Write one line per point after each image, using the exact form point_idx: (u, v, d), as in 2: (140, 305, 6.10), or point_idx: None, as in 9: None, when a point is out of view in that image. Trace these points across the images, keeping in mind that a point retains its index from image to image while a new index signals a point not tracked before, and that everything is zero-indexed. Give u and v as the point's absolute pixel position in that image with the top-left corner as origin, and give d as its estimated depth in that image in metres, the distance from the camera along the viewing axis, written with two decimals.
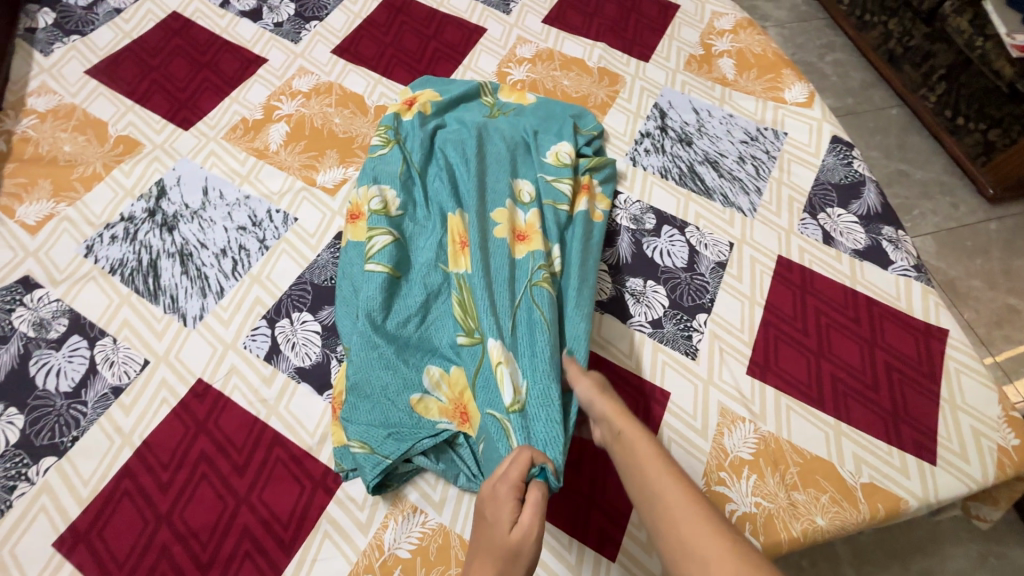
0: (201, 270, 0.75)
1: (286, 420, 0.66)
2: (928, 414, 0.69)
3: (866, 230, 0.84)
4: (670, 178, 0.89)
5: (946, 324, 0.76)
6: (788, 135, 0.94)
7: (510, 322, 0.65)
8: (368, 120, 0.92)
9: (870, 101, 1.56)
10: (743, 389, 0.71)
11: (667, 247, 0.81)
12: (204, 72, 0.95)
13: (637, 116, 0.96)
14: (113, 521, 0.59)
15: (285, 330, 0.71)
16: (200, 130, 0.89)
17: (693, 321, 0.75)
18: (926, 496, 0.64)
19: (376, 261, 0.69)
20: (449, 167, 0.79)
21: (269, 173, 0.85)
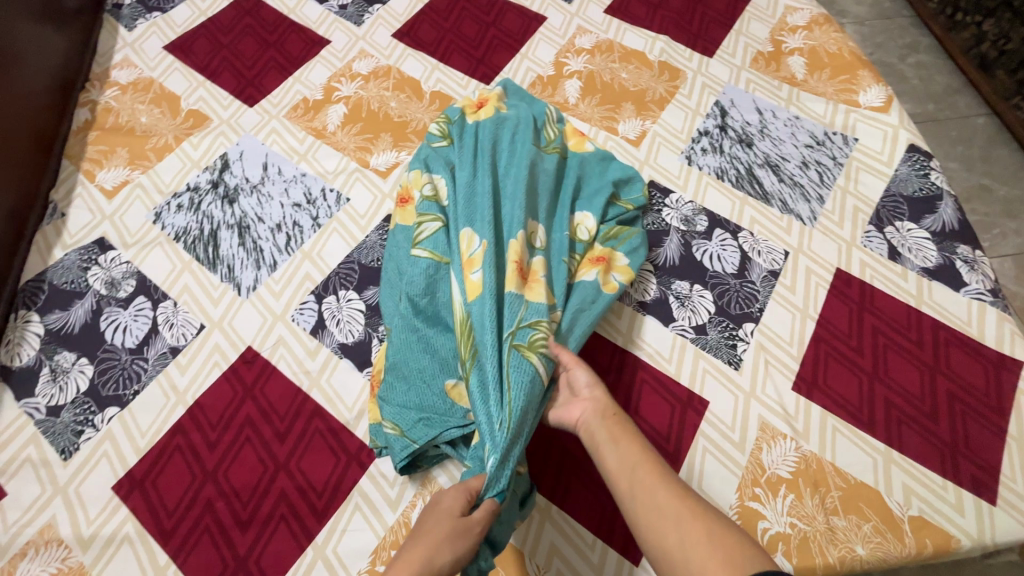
0: (256, 243, 0.79)
1: (327, 393, 0.68)
2: (991, 449, 0.64)
3: (938, 248, 0.78)
4: (726, 180, 0.85)
5: (1021, 355, 0.70)
6: (859, 141, 0.88)
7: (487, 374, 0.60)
8: (423, 106, 0.93)
9: (954, 108, 1.45)
10: (787, 406, 0.68)
11: (717, 252, 0.79)
12: (271, 52, 0.99)
13: (696, 113, 0.92)
14: (165, 472, 0.63)
15: (331, 306, 0.74)
16: (263, 108, 0.92)
17: (739, 330, 0.73)
18: (982, 537, 0.60)
19: (422, 248, 0.69)
20: (509, 167, 0.75)
21: (326, 153, 0.88)
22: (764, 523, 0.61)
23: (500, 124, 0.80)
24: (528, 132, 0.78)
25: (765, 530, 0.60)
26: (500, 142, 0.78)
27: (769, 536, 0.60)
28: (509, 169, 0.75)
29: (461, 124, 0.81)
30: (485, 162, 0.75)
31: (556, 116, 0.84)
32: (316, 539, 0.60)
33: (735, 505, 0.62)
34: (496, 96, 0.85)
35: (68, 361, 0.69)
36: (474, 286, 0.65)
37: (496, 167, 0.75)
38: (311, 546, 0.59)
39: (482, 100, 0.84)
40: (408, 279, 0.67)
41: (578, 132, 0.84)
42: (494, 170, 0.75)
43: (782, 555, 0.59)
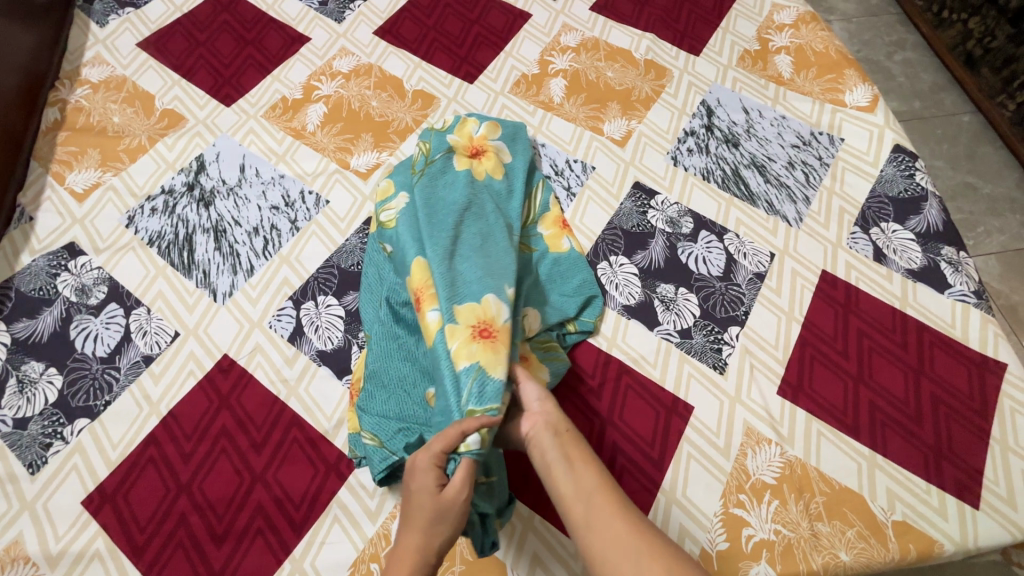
0: (233, 247, 0.77)
1: (305, 401, 0.67)
2: (974, 452, 0.64)
3: (923, 250, 0.78)
4: (712, 181, 0.84)
5: (1005, 357, 0.70)
6: (845, 141, 0.88)
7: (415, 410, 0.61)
8: (405, 105, 0.91)
9: (941, 105, 1.46)
10: (772, 410, 0.67)
11: (703, 254, 0.78)
12: (249, 49, 0.96)
13: (682, 113, 0.91)
14: (138, 487, 0.61)
15: (310, 313, 0.72)
16: (241, 107, 0.90)
17: (724, 334, 0.72)
18: (964, 542, 0.60)
19: (417, 259, 0.65)
20: (489, 212, 0.70)
21: (305, 154, 0.86)
22: (749, 530, 0.60)
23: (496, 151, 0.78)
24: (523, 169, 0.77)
25: (749, 537, 0.60)
26: (479, 195, 0.72)
27: (753, 543, 0.59)
28: (492, 221, 0.69)
29: (439, 162, 0.75)
30: (462, 202, 0.70)
31: (541, 198, 0.78)
32: (293, 553, 0.58)
33: (719, 513, 0.61)
34: (496, 147, 0.78)
35: (36, 371, 0.67)
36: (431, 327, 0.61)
37: (475, 210, 0.70)
38: (289, 559, 0.58)
39: (479, 148, 0.78)
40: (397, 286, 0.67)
41: (559, 221, 0.76)
42: (472, 212, 0.69)
43: (765, 562, 0.58)
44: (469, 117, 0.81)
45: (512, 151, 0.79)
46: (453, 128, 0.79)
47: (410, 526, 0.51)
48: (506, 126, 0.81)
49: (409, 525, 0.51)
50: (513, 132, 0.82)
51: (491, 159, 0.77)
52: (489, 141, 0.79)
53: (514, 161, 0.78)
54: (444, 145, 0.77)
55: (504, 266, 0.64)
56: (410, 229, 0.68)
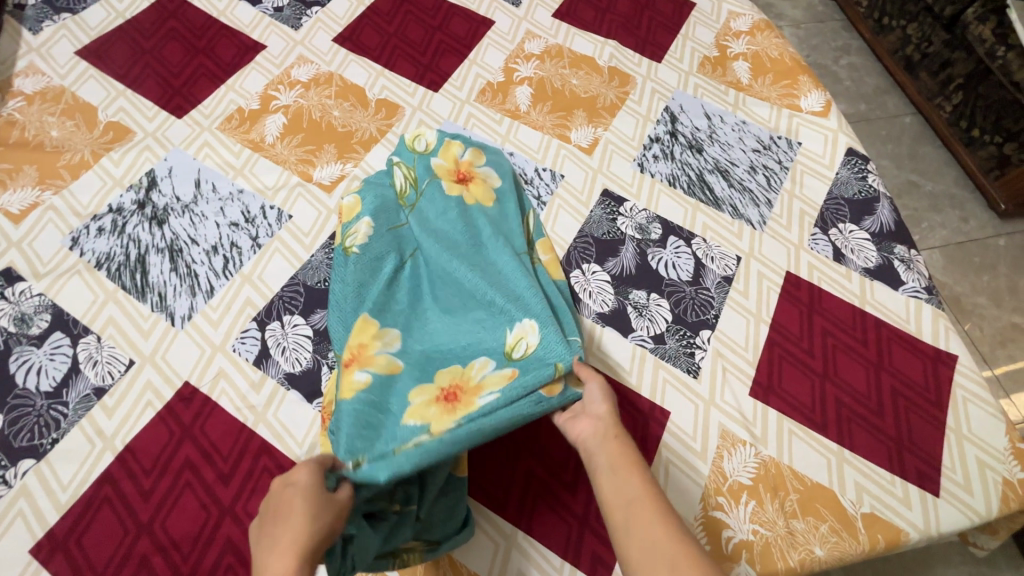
0: (191, 267, 0.73)
1: (274, 428, 0.64)
2: (932, 442, 0.68)
3: (878, 248, 0.82)
4: (678, 187, 0.86)
5: (955, 349, 0.74)
6: (802, 145, 0.91)
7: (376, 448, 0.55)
8: (369, 115, 0.89)
9: (884, 107, 1.53)
10: (745, 411, 0.69)
11: (672, 259, 0.79)
12: (200, 57, 0.92)
13: (646, 119, 0.93)
14: (92, 529, 0.57)
15: (276, 334, 0.69)
16: (193, 119, 0.86)
17: (696, 338, 0.73)
18: (928, 529, 0.63)
19: (366, 312, 0.63)
20: (489, 248, 0.69)
21: (265, 167, 0.82)
22: (728, 532, 0.61)
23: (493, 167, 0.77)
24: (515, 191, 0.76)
25: (729, 539, 0.61)
26: (476, 223, 0.71)
27: (733, 544, 0.60)
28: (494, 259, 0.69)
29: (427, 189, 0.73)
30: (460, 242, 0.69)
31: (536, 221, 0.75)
32: None
33: (700, 516, 0.62)
34: (483, 172, 0.76)
35: None
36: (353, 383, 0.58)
37: (474, 249, 0.69)
38: None
39: (466, 173, 0.75)
40: (376, 298, 0.65)
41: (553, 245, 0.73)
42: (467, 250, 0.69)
43: (745, 562, 0.59)
44: (453, 138, 0.78)
45: (501, 173, 0.77)
46: (438, 151, 0.77)
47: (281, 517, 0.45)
48: (488, 151, 0.78)
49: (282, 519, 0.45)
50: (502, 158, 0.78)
51: (480, 184, 0.75)
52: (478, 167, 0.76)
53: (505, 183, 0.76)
54: (428, 170, 0.75)
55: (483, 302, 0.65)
56: (389, 249, 0.69)
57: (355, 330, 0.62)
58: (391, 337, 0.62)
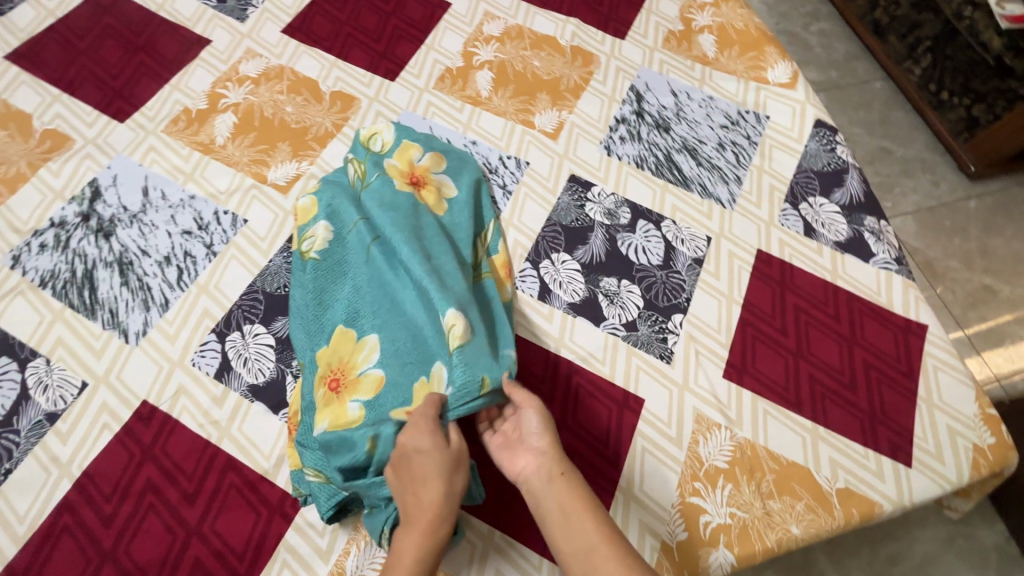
0: (142, 280, 0.70)
1: (239, 442, 0.62)
2: (904, 413, 0.68)
3: (847, 221, 0.81)
4: (646, 168, 0.84)
5: (925, 319, 0.74)
6: (770, 119, 0.90)
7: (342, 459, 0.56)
8: (323, 109, 0.85)
9: (855, 74, 1.52)
10: (719, 394, 0.68)
11: (642, 244, 0.78)
12: (140, 56, 0.87)
13: (612, 99, 0.90)
14: (53, 560, 0.55)
15: (236, 345, 0.67)
16: (137, 122, 0.82)
17: (668, 323, 0.72)
18: (901, 500, 0.63)
19: (340, 326, 0.63)
20: (436, 245, 0.66)
21: (216, 170, 0.79)
22: (706, 517, 0.61)
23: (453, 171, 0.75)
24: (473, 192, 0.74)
25: (707, 524, 0.61)
26: (424, 222, 0.68)
27: (711, 529, 0.60)
28: (438, 257, 0.65)
29: (376, 182, 0.71)
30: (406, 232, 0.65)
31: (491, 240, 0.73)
32: None
33: (677, 503, 0.62)
34: (439, 179, 0.74)
35: None
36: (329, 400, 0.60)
37: (421, 240, 0.65)
38: None
39: (421, 177, 0.73)
40: (346, 304, 0.64)
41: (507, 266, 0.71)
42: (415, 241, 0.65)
43: (723, 546, 0.60)
44: (411, 141, 0.76)
45: (460, 182, 0.74)
46: (393, 152, 0.76)
47: (427, 482, 0.52)
48: (448, 159, 0.76)
49: (426, 481, 0.52)
50: (468, 162, 0.77)
51: (432, 192, 0.72)
52: (435, 171, 0.74)
53: (460, 192, 0.73)
54: (380, 167, 0.74)
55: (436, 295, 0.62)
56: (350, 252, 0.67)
57: (330, 346, 0.62)
58: (370, 348, 0.61)
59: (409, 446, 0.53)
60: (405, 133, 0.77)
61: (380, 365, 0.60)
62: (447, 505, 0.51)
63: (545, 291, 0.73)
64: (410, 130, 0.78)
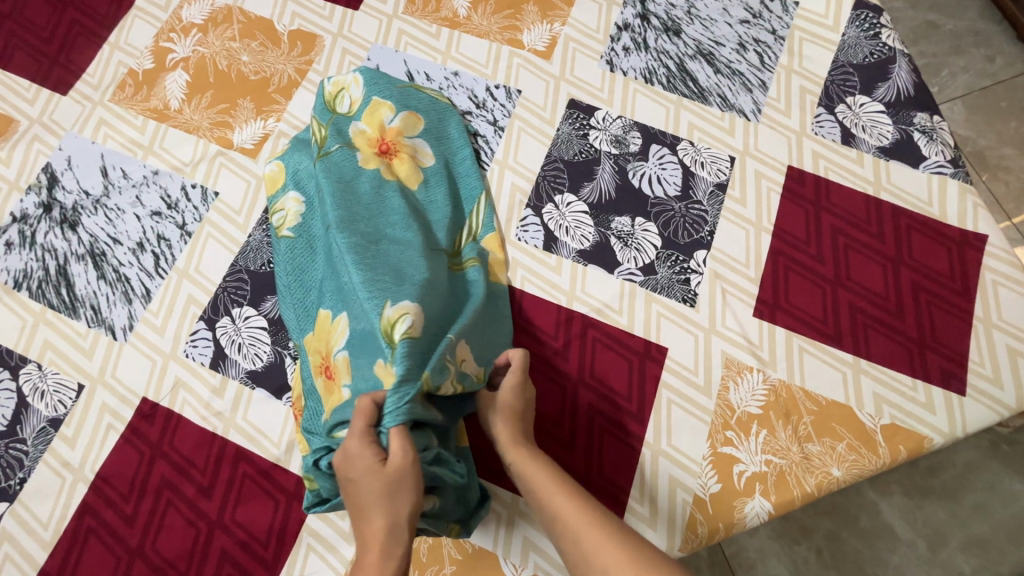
0: (119, 271, 0.65)
1: (246, 431, 0.60)
2: (958, 337, 0.62)
3: (894, 121, 0.70)
4: (656, 83, 0.73)
5: (984, 229, 0.66)
6: (800, 4, 0.76)
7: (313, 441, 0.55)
8: (283, 53, 0.75)
9: None
10: (750, 335, 0.63)
11: (657, 173, 0.69)
12: (70, 12, 0.77)
13: (611, 2, 0.77)
14: (84, 561, 0.56)
15: (228, 330, 0.63)
16: (82, 93, 0.73)
17: (690, 262, 0.65)
18: (952, 431, 0.59)
19: (324, 310, 0.57)
20: (399, 227, 0.59)
21: (176, 139, 0.71)
22: (740, 467, 0.58)
23: (432, 136, 0.67)
24: (460, 168, 0.67)
25: (741, 473, 0.58)
26: (388, 200, 0.61)
27: (745, 478, 0.58)
28: (404, 241, 0.58)
29: (339, 154, 0.62)
30: (361, 215, 0.59)
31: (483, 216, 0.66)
32: None
33: (709, 454, 0.59)
34: (412, 145, 0.65)
35: None
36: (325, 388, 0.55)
37: (375, 219, 0.59)
38: None
39: (391, 145, 0.65)
40: (317, 289, 0.59)
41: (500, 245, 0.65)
42: (368, 228, 0.58)
43: (759, 495, 0.57)
44: (382, 98, 0.66)
45: (436, 151, 0.66)
46: (362, 113, 0.66)
47: (368, 511, 0.45)
48: (426, 117, 0.67)
49: (365, 513, 0.45)
50: (447, 123, 0.68)
51: (405, 160, 0.64)
52: (404, 138, 0.65)
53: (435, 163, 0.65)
54: (344, 136, 0.64)
55: (400, 276, 0.55)
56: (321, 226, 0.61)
57: (314, 334, 0.57)
58: (342, 329, 0.55)
59: (344, 469, 0.47)
60: (374, 89, 0.67)
61: (349, 349, 0.53)
62: (391, 541, 0.44)
63: (551, 240, 0.66)
64: (382, 83, 0.67)
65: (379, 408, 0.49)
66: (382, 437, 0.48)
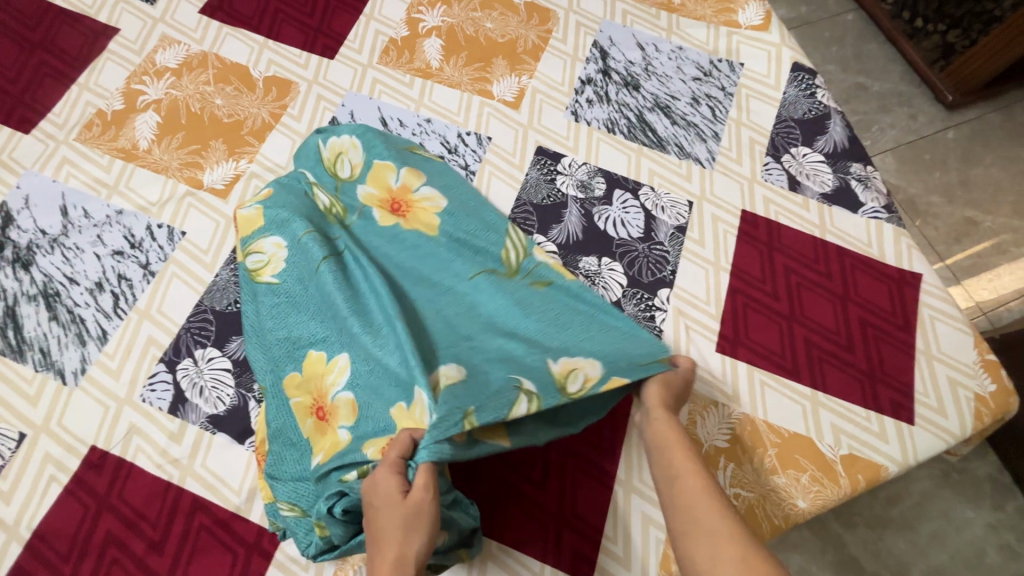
0: (74, 312, 0.63)
1: (204, 479, 0.57)
2: (904, 369, 0.66)
3: (833, 170, 0.76)
4: (618, 133, 0.78)
5: (919, 268, 0.71)
6: (745, 66, 0.83)
7: (286, 481, 0.54)
8: (258, 98, 0.77)
9: (826, 7, 1.47)
10: (714, 370, 0.65)
11: (620, 216, 0.72)
12: (39, 54, 0.77)
13: (575, 59, 0.82)
14: None
15: (189, 373, 0.61)
16: (45, 132, 0.72)
17: (655, 299, 0.68)
18: (905, 460, 0.62)
19: (314, 350, 0.56)
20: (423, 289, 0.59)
21: (143, 179, 0.70)
22: None
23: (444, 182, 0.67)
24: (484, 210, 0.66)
25: None
26: (405, 259, 0.61)
27: None
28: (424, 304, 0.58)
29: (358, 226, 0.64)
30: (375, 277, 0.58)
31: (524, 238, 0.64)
32: None
33: None
34: (421, 197, 0.65)
35: None
36: (313, 432, 0.53)
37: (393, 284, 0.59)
38: None
39: (401, 203, 0.65)
40: (290, 337, 0.57)
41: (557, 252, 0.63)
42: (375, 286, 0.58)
43: None
44: (382, 159, 0.67)
45: (444, 193, 0.66)
46: (366, 177, 0.66)
47: (382, 540, 0.44)
48: (429, 170, 0.67)
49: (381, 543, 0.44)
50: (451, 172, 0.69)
51: (417, 213, 0.64)
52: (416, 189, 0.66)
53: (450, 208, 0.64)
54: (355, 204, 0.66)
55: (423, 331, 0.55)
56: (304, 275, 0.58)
57: (300, 373, 0.55)
58: (341, 370, 0.54)
59: (369, 494, 0.45)
60: (375, 151, 0.67)
61: (352, 388, 0.52)
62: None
63: None
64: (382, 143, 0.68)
65: (416, 444, 0.47)
66: (410, 470, 0.46)
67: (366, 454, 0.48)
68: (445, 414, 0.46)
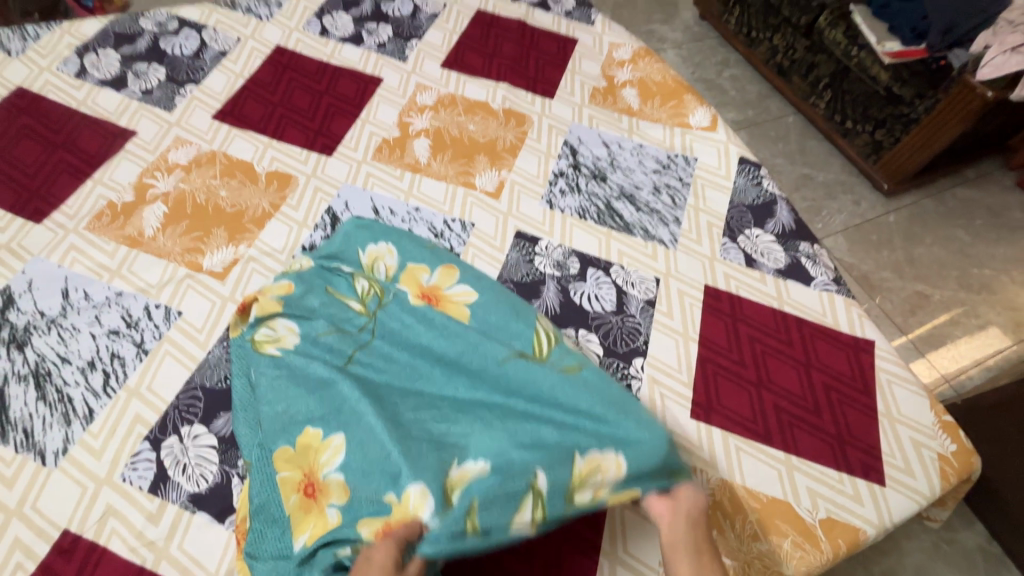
0: (62, 392, 0.64)
1: (179, 563, 0.55)
2: (870, 432, 0.69)
3: (784, 248, 0.85)
4: (589, 218, 0.86)
5: (871, 335, 0.77)
6: (698, 160, 0.94)
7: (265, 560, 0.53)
8: (260, 190, 0.84)
9: (769, 111, 1.67)
10: (690, 436, 0.67)
11: (594, 292, 0.78)
12: (60, 153, 0.84)
13: (548, 155, 0.93)
14: None
15: (173, 451, 0.61)
16: (56, 221, 0.77)
17: (630, 368, 0.72)
18: (882, 522, 0.63)
19: (310, 426, 0.57)
20: (441, 375, 0.60)
21: (145, 263, 0.75)
22: None
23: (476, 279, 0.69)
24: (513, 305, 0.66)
25: None
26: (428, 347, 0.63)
27: None
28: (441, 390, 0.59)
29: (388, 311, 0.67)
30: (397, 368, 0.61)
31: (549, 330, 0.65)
32: None
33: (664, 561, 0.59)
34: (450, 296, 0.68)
35: None
36: (297, 510, 0.53)
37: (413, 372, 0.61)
38: None
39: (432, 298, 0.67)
40: (285, 414, 0.58)
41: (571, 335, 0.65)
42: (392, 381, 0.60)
43: None
44: (416, 263, 0.70)
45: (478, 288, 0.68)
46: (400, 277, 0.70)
47: None
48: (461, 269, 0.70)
49: None
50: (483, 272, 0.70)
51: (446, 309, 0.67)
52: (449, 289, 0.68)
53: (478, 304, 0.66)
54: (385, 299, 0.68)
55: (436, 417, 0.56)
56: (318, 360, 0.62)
57: (293, 449, 0.56)
58: (336, 447, 0.55)
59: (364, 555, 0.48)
60: (408, 255, 0.71)
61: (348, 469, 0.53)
62: None
63: None
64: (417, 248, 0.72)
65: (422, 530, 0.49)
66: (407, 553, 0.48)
67: (363, 535, 0.49)
68: (453, 520, 0.49)
